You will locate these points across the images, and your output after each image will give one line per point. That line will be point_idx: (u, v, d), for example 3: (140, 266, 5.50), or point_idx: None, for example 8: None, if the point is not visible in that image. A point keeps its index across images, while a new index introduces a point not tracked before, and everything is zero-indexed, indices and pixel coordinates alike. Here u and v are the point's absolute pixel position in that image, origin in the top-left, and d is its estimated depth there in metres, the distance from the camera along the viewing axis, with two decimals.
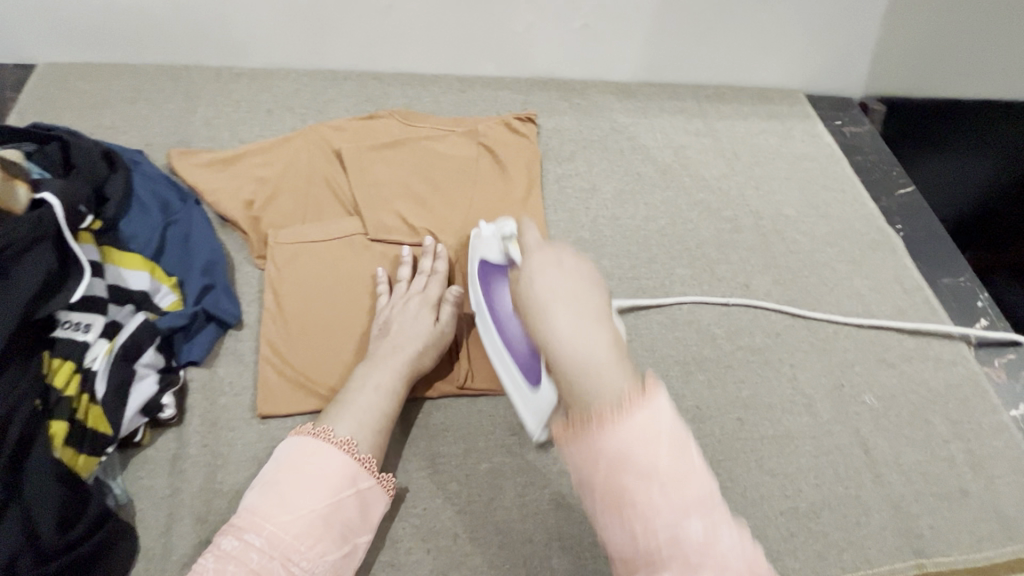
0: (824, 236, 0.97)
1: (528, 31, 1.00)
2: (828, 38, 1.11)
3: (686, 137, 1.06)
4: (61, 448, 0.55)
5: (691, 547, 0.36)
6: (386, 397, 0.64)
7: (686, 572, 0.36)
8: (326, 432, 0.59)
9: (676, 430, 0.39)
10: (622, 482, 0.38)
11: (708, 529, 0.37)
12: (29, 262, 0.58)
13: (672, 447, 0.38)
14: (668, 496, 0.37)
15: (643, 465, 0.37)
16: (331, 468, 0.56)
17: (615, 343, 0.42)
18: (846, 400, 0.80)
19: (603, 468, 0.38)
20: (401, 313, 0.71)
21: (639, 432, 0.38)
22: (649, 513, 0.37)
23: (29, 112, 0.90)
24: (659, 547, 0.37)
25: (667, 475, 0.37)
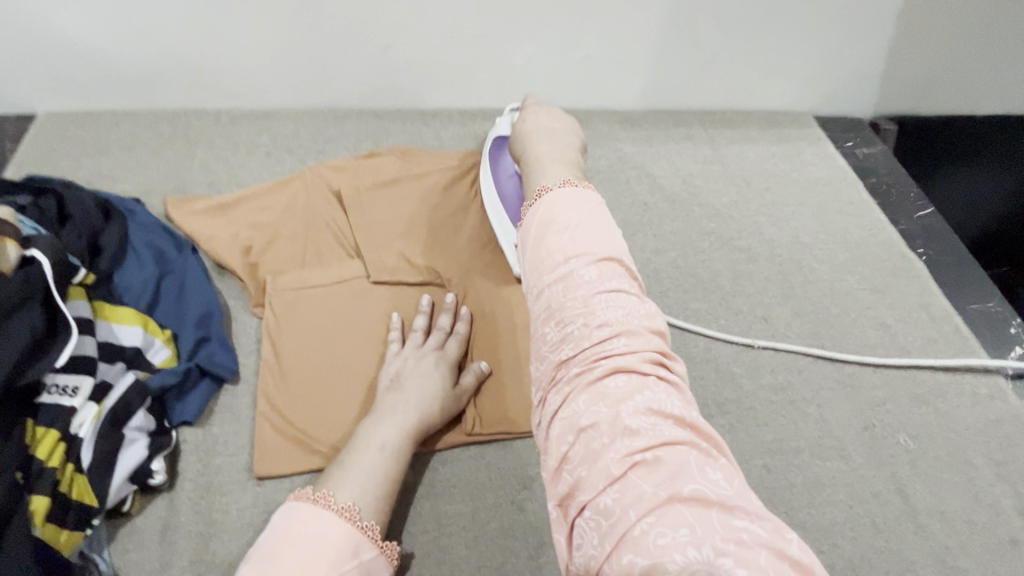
0: (844, 263, 0.93)
1: (529, 64, 0.99)
2: (834, 60, 1.08)
3: (694, 165, 1.04)
4: (41, 526, 0.51)
5: (578, 291, 0.49)
6: (390, 455, 0.60)
7: (572, 318, 0.48)
8: (327, 497, 0.55)
9: (599, 217, 0.55)
10: (544, 235, 0.53)
11: (595, 283, 0.49)
12: (15, 324, 0.55)
13: (590, 224, 0.53)
14: (572, 248, 0.52)
15: (561, 221, 0.54)
16: (333, 538, 0.53)
17: (573, 167, 0.65)
18: (879, 442, 0.74)
19: (534, 232, 0.54)
20: (414, 367, 0.67)
21: (561, 204, 0.55)
22: (555, 258, 0.52)
23: (27, 162, 0.89)
24: (553, 291, 0.50)
25: (578, 239, 0.52)
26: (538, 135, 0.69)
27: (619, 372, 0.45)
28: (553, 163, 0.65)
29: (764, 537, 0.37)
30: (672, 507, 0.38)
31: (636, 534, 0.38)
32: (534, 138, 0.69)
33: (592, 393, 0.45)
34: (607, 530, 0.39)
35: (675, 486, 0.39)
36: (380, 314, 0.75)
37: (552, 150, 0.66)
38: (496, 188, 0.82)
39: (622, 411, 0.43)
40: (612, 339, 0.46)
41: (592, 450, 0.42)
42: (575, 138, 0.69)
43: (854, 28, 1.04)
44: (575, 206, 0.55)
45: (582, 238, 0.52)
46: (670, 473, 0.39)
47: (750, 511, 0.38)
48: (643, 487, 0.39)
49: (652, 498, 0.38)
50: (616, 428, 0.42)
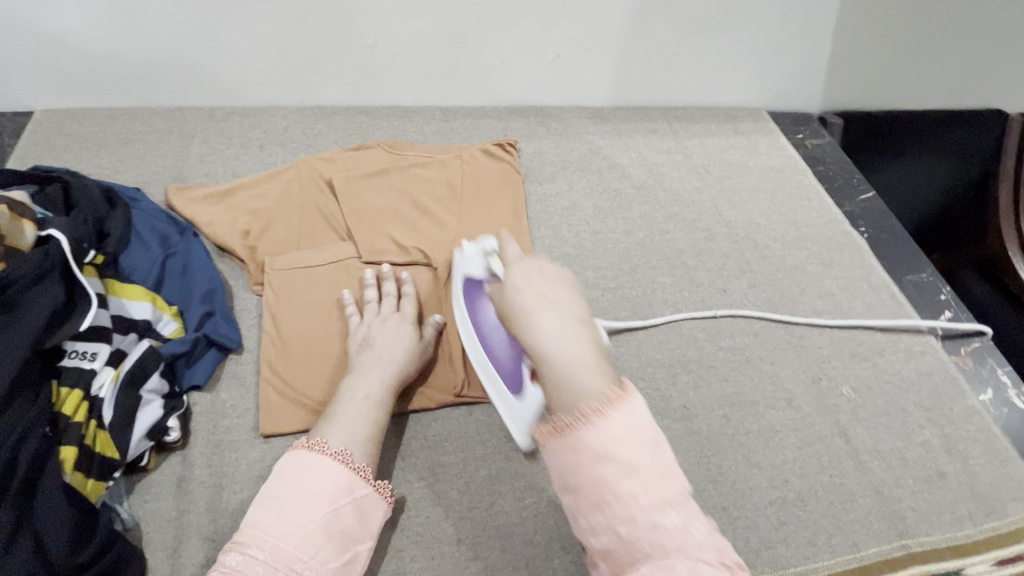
0: (794, 241, 1.03)
1: (505, 63, 1.07)
2: (783, 59, 1.19)
3: (659, 155, 1.13)
4: (71, 472, 0.56)
5: (659, 531, 0.42)
6: (375, 406, 0.67)
7: (651, 553, 0.42)
8: (320, 444, 0.61)
9: (652, 435, 0.45)
10: (602, 476, 0.43)
11: (673, 520, 0.42)
12: (38, 295, 0.60)
13: (646, 442, 0.44)
14: (641, 485, 0.43)
15: (618, 455, 0.43)
16: (325, 480, 0.59)
17: (600, 351, 0.48)
18: (825, 393, 0.84)
19: (582, 465, 0.44)
20: (380, 329, 0.74)
21: (615, 429, 0.44)
22: (624, 501, 0.43)
23: (28, 155, 0.93)
24: (628, 530, 0.42)
25: (638, 470, 0.43)
26: (540, 309, 0.49)
27: (698, 568, 0.41)
28: (580, 353, 0.47)
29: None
30: None
31: None
32: (536, 315, 0.49)
33: None
34: None
35: None
36: (354, 287, 0.81)
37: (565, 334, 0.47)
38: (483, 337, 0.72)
39: None
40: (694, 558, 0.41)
41: None
42: (580, 300, 0.51)
43: (798, 32, 1.15)
44: (634, 430, 0.44)
45: (640, 465, 0.43)
46: None
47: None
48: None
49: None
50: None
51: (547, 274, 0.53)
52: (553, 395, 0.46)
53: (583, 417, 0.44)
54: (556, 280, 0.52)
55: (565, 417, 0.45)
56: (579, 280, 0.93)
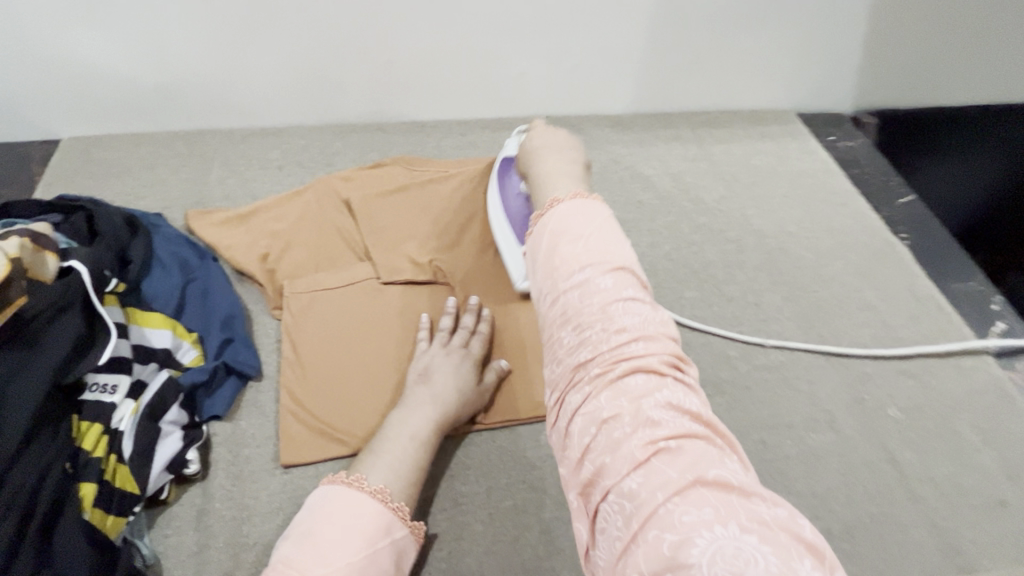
0: (830, 250, 0.98)
1: (523, 74, 1.05)
2: (811, 59, 1.15)
3: (684, 163, 1.09)
4: (90, 510, 0.55)
5: (595, 296, 0.46)
6: (418, 445, 0.64)
7: (590, 324, 0.45)
8: (361, 480, 0.59)
9: (608, 225, 0.52)
10: (554, 246, 0.50)
11: (613, 289, 0.46)
12: (59, 328, 0.60)
13: (601, 228, 0.51)
14: (587, 255, 0.49)
15: (572, 232, 0.50)
16: (366, 518, 0.57)
17: (579, 186, 0.58)
18: (869, 414, 0.79)
19: (543, 242, 0.51)
20: (442, 363, 0.71)
21: (573, 216, 0.52)
22: (573, 279, 0.48)
23: (56, 184, 0.94)
24: (570, 297, 0.47)
25: (586, 248, 0.49)
26: (541, 150, 0.63)
27: (641, 376, 0.42)
28: (561, 171, 0.60)
29: (777, 570, 0.32)
30: (698, 489, 0.36)
31: (660, 514, 0.36)
32: (539, 155, 0.63)
33: (614, 392, 0.42)
34: (632, 511, 0.37)
35: (701, 470, 0.37)
36: (369, 308, 0.80)
37: (560, 166, 0.60)
38: (502, 206, 0.79)
39: (643, 405, 0.41)
40: (631, 344, 0.44)
41: (616, 441, 0.40)
42: (575, 150, 0.63)
43: (828, 28, 1.10)
44: (586, 215, 0.52)
45: (593, 247, 0.49)
46: (695, 461, 0.38)
47: (768, 497, 0.37)
48: (668, 471, 0.37)
49: (677, 480, 0.37)
50: (638, 417, 0.40)
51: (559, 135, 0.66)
52: (539, 193, 0.59)
53: (552, 208, 0.54)
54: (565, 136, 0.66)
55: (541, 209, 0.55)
56: None
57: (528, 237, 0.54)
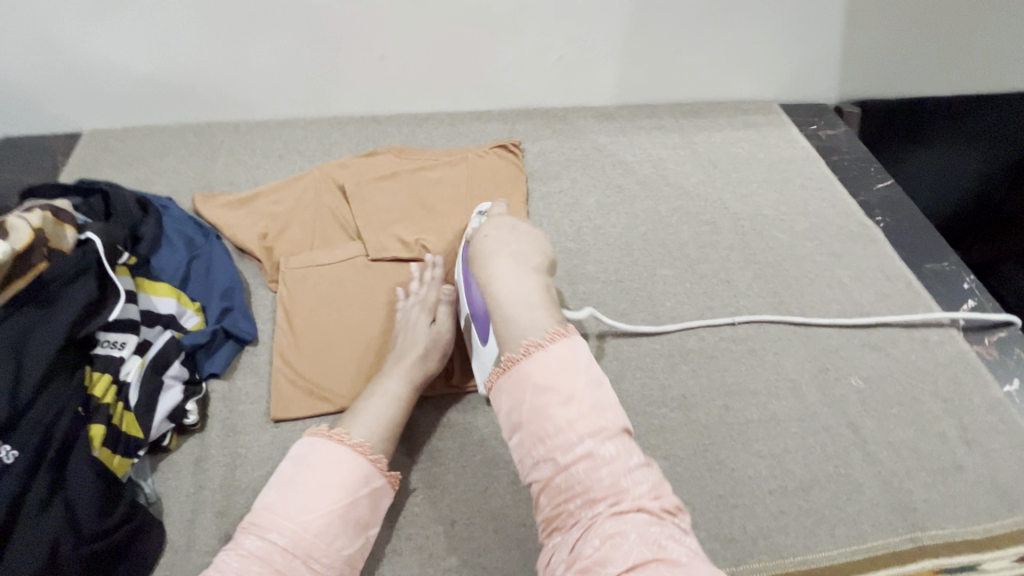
0: (804, 231, 1.01)
1: (510, 67, 1.11)
2: (791, 52, 1.18)
3: (665, 151, 1.13)
4: (99, 449, 0.61)
5: (594, 448, 0.53)
6: (390, 400, 0.69)
7: (591, 475, 0.52)
8: (342, 434, 0.62)
9: (589, 369, 0.57)
10: (542, 401, 0.55)
11: (610, 443, 0.53)
12: (75, 289, 0.67)
13: (586, 377, 0.57)
14: (578, 407, 0.55)
15: (558, 383, 0.56)
16: (345, 470, 0.60)
17: (545, 303, 0.64)
18: (832, 382, 0.82)
19: (529, 391, 0.56)
20: (410, 325, 0.78)
21: (553, 361, 0.57)
22: (569, 434, 0.54)
23: (78, 172, 1.03)
24: (567, 454, 0.53)
25: (577, 401, 0.55)
26: (498, 258, 0.67)
27: (640, 511, 0.50)
28: (523, 295, 0.64)
29: None
30: None
31: None
32: (492, 261, 0.67)
33: (617, 518, 0.50)
34: None
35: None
36: (356, 281, 0.86)
37: (510, 271, 0.66)
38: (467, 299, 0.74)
39: (645, 530, 0.49)
40: (630, 485, 0.52)
41: (619, 549, 0.48)
42: (538, 259, 0.69)
43: (807, 21, 1.13)
44: (569, 359, 0.57)
45: (584, 394, 0.56)
46: (693, 573, 0.46)
47: None
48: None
49: None
50: (642, 537, 0.48)
51: (524, 235, 0.72)
52: (504, 325, 0.62)
53: (530, 351, 0.58)
54: (526, 241, 0.70)
55: (518, 350, 0.59)
56: (580, 271, 0.94)
57: (501, 390, 0.59)
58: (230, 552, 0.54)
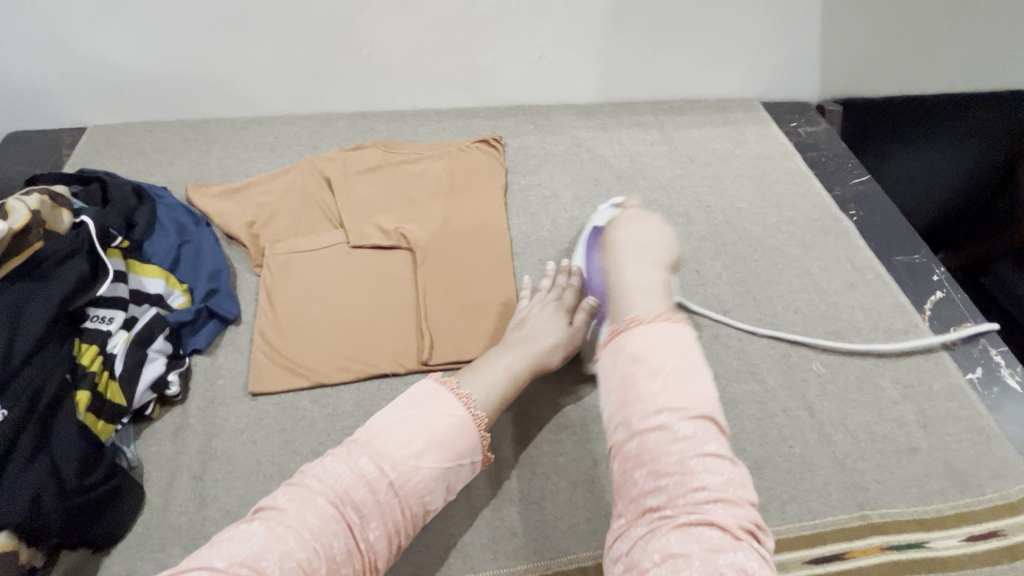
0: (775, 223, 1.03)
1: (493, 65, 1.14)
2: (770, 51, 1.21)
3: (643, 146, 1.16)
4: (83, 413, 0.66)
5: (674, 445, 0.51)
6: (512, 378, 0.71)
7: (667, 472, 0.51)
8: (468, 397, 0.63)
9: (690, 359, 0.56)
10: (631, 377, 0.55)
11: (692, 440, 0.51)
12: (67, 266, 0.72)
13: (682, 362, 0.55)
14: (666, 400, 0.53)
15: (652, 365, 0.55)
16: (460, 431, 0.60)
17: (663, 292, 0.62)
18: (792, 367, 0.84)
19: (621, 364, 0.56)
20: (539, 313, 0.81)
21: (652, 342, 0.56)
22: (651, 414, 0.53)
23: (81, 163, 1.08)
24: (646, 441, 0.53)
25: (666, 387, 0.54)
26: (628, 243, 0.66)
27: (712, 529, 0.48)
28: (642, 280, 0.62)
29: None
30: None
31: None
32: (622, 249, 0.66)
33: (684, 534, 0.48)
34: None
35: None
36: (338, 267, 0.91)
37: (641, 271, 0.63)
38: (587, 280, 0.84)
39: (714, 556, 0.46)
40: (707, 503, 0.49)
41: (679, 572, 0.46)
42: (664, 251, 0.67)
43: (785, 21, 1.16)
44: (672, 344, 0.56)
45: (675, 386, 0.54)
46: None
47: None
48: None
49: None
50: (708, 563, 0.46)
51: (658, 229, 0.70)
52: (618, 304, 0.61)
53: (630, 327, 0.57)
54: (657, 233, 0.69)
55: (622, 323, 0.59)
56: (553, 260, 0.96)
57: (602, 354, 0.59)
58: (344, 466, 0.56)
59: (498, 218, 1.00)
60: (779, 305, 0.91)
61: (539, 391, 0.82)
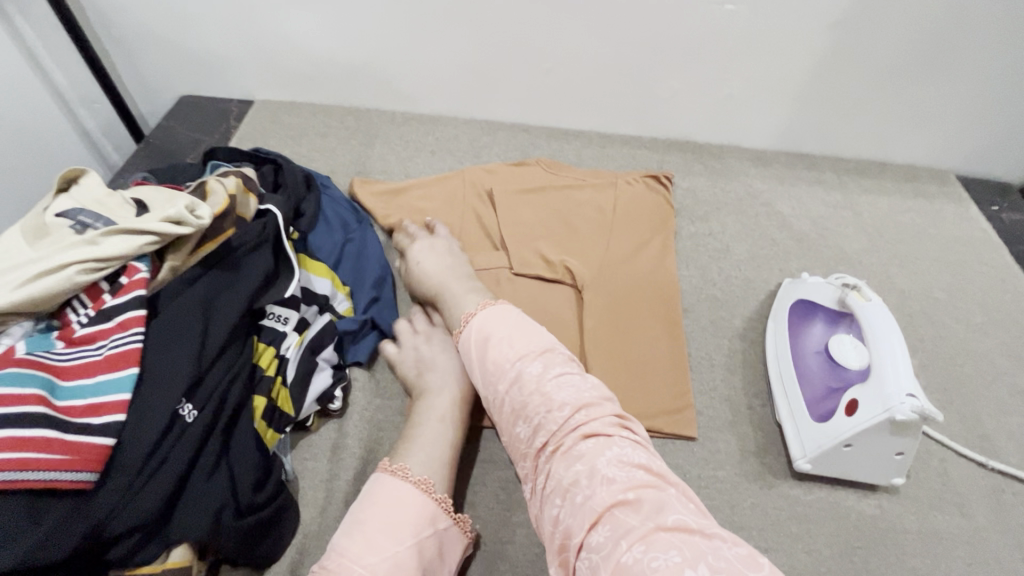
0: (980, 325, 0.91)
1: (674, 97, 1.06)
2: (989, 125, 1.06)
3: (825, 209, 1.05)
4: (258, 421, 0.63)
5: (530, 383, 0.57)
6: (448, 426, 0.66)
7: (534, 411, 0.55)
8: (404, 470, 0.59)
9: (519, 318, 0.63)
10: (486, 351, 0.61)
11: (543, 372, 0.57)
12: (254, 260, 0.69)
13: (514, 323, 0.62)
14: (513, 352, 0.59)
15: (493, 336, 0.61)
16: (410, 510, 0.57)
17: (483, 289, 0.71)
18: (1007, 507, 0.72)
19: (476, 347, 0.62)
20: (430, 348, 0.73)
21: (487, 321, 0.63)
22: (505, 371, 0.59)
23: (247, 137, 1.08)
24: (513, 398, 0.57)
25: (515, 342, 0.60)
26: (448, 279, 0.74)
27: (585, 441, 0.52)
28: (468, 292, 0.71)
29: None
30: (658, 535, 0.43)
31: (628, 563, 0.43)
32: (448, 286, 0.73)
33: (570, 458, 0.51)
34: (599, 562, 0.44)
35: (660, 518, 0.45)
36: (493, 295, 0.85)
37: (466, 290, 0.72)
38: (794, 362, 0.76)
39: (596, 463, 0.50)
40: (573, 415, 0.54)
41: (578, 505, 0.48)
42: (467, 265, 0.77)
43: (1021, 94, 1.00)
44: (502, 316, 0.63)
45: (518, 341, 0.60)
46: (652, 509, 0.46)
47: (729, 538, 0.44)
48: (629, 520, 0.45)
49: (639, 527, 0.44)
50: (594, 475, 0.49)
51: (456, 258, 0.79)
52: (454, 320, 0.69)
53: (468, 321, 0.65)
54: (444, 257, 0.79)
55: (460, 324, 0.66)
56: (726, 325, 0.87)
57: (461, 354, 0.64)
58: None
59: (668, 266, 0.92)
60: (988, 427, 0.79)
61: (711, 477, 0.73)
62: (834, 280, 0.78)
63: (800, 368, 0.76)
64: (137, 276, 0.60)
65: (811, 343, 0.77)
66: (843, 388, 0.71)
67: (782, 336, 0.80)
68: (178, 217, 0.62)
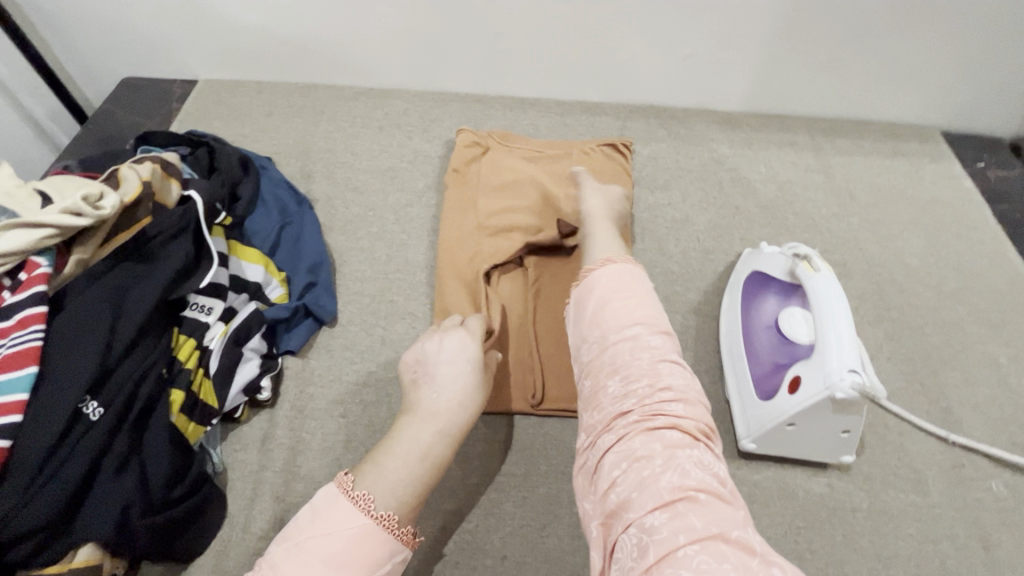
0: (953, 292, 0.86)
1: (633, 58, 0.99)
2: (977, 76, 0.98)
3: (794, 172, 0.99)
4: (176, 414, 0.62)
5: (645, 352, 0.53)
6: (427, 466, 0.58)
7: (637, 373, 0.52)
8: (369, 503, 0.53)
9: (649, 289, 0.60)
10: (608, 302, 0.57)
11: (662, 349, 0.54)
12: (173, 248, 0.66)
13: (646, 291, 0.59)
14: (640, 315, 0.56)
15: (623, 292, 0.58)
16: (368, 548, 0.52)
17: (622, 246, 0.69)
18: (966, 484, 0.69)
19: (600, 291, 0.59)
20: (446, 361, 0.63)
21: (619, 276, 0.60)
22: (624, 321, 0.56)
23: (189, 120, 1.04)
24: (620, 349, 0.54)
25: (639, 309, 0.57)
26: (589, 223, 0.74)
27: (673, 428, 0.48)
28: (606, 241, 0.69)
29: None
30: (718, 544, 0.40)
31: (678, 556, 0.39)
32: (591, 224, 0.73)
33: (650, 436, 0.48)
34: (648, 545, 0.41)
35: (725, 530, 0.41)
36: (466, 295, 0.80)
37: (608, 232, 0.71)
38: (745, 337, 0.73)
39: (676, 455, 0.46)
40: (672, 401, 0.50)
41: (644, 482, 0.45)
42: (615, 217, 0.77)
43: (1011, 40, 0.92)
44: (634, 279, 0.60)
45: (647, 308, 0.57)
46: (718, 519, 0.42)
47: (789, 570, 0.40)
48: (693, 520, 0.42)
49: (700, 530, 0.41)
50: (669, 462, 0.46)
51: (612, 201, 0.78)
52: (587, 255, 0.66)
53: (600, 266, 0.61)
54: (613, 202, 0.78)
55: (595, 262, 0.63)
56: (680, 301, 0.84)
57: (577, 289, 0.61)
58: None
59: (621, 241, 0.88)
60: (953, 401, 0.75)
61: None
62: (786, 249, 0.73)
63: (751, 343, 0.72)
64: (37, 271, 0.58)
65: (765, 316, 0.73)
66: (788, 364, 0.68)
67: (735, 312, 0.76)
68: (75, 208, 0.59)
